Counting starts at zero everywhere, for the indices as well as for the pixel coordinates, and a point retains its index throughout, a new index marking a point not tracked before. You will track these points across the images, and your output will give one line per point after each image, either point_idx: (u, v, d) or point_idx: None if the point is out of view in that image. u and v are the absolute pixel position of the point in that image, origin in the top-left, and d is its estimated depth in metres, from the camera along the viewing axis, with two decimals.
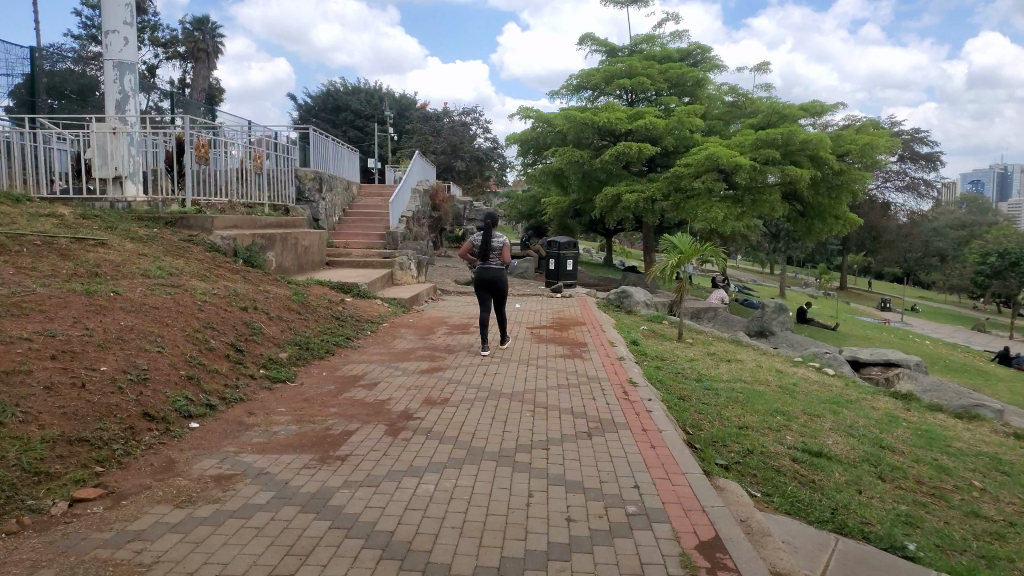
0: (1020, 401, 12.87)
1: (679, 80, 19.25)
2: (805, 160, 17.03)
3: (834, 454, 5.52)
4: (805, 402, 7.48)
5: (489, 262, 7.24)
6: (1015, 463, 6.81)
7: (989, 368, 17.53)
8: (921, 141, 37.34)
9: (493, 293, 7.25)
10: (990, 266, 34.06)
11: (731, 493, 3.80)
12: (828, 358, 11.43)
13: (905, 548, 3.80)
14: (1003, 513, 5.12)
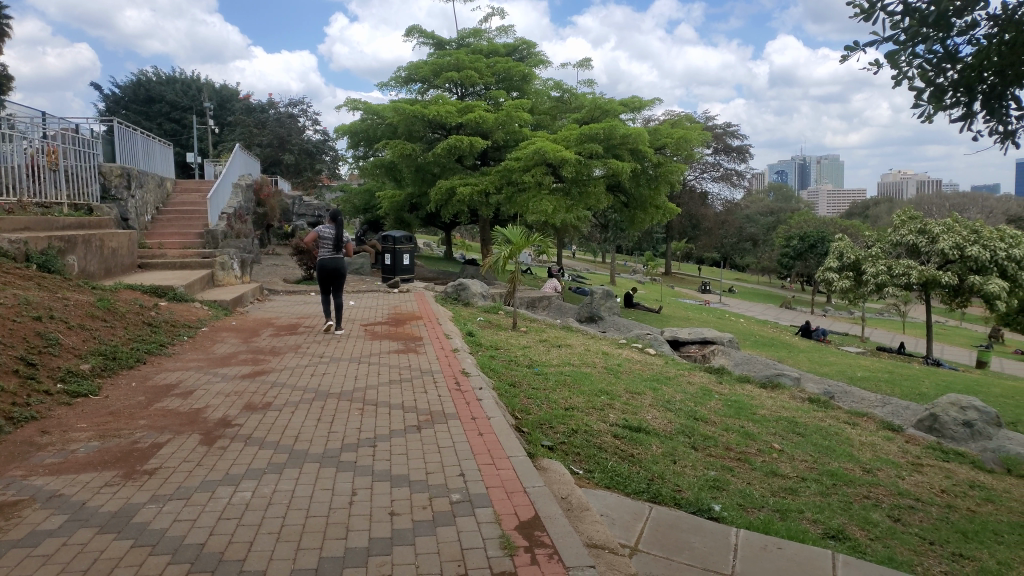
0: (817, 370, 14.36)
1: (506, 74, 19.65)
2: (626, 153, 17.96)
3: (652, 428, 5.88)
4: (628, 381, 7.95)
5: (337, 253, 7.97)
6: (810, 425, 7.58)
7: (792, 341, 19.38)
8: (731, 134, 40.37)
9: (336, 280, 7.91)
10: (793, 249, 37.64)
11: (554, 472, 3.95)
12: (651, 339, 12.16)
13: (710, 509, 4.13)
14: (797, 471, 5.69)
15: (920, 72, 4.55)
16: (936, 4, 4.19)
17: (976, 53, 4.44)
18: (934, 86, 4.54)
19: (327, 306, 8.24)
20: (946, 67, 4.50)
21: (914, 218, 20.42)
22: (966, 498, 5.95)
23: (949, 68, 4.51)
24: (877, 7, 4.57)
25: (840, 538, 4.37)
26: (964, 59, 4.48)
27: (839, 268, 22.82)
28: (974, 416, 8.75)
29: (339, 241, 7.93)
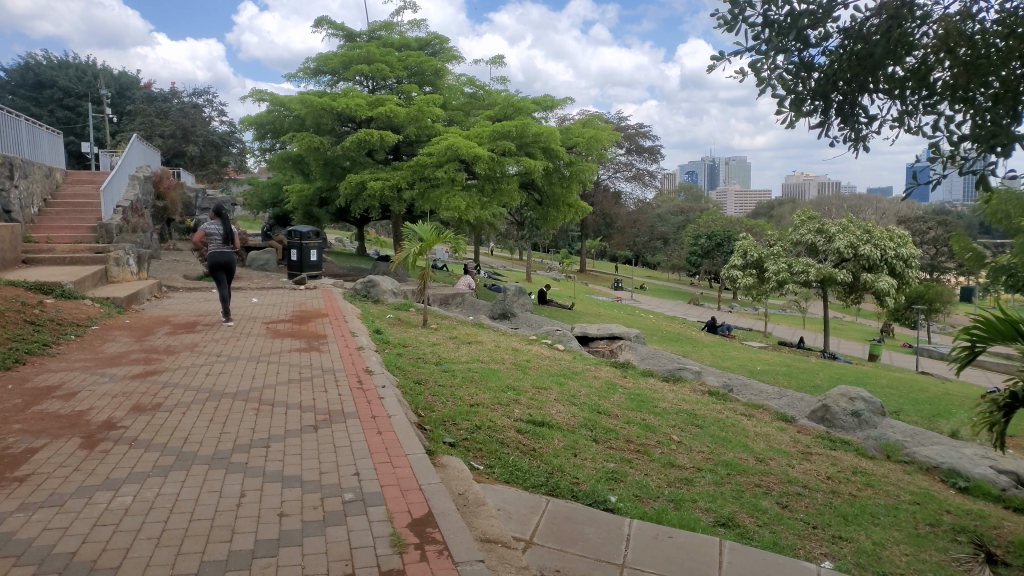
0: (720, 364, 14.87)
1: (419, 69, 19.48)
2: (538, 152, 18.09)
3: (555, 422, 5.96)
4: (535, 377, 8.04)
5: (226, 247, 7.89)
6: (708, 417, 7.86)
7: (698, 336, 20.02)
8: (643, 135, 41.23)
9: (225, 273, 7.80)
10: (701, 248, 38.89)
11: (452, 469, 3.95)
12: (560, 335, 12.31)
13: (606, 501, 4.23)
14: (693, 461, 5.89)
15: (781, 80, 4.67)
16: (792, 17, 4.41)
17: (829, 62, 4.60)
18: (792, 95, 4.65)
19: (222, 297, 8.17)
20: (802, 77, 4.63)
21: (813, 218, 21.33)
22: (848, 484, 6.29)
23: (806, 78, 4.64)
24: (739, 18, 4.65)
25: (729, 525, 4.54)
26: (819, 68, 4.62)
27: (743, 266, 23.67)
28: (861, 406, 9.27)
29: (229, 235, 7.82)
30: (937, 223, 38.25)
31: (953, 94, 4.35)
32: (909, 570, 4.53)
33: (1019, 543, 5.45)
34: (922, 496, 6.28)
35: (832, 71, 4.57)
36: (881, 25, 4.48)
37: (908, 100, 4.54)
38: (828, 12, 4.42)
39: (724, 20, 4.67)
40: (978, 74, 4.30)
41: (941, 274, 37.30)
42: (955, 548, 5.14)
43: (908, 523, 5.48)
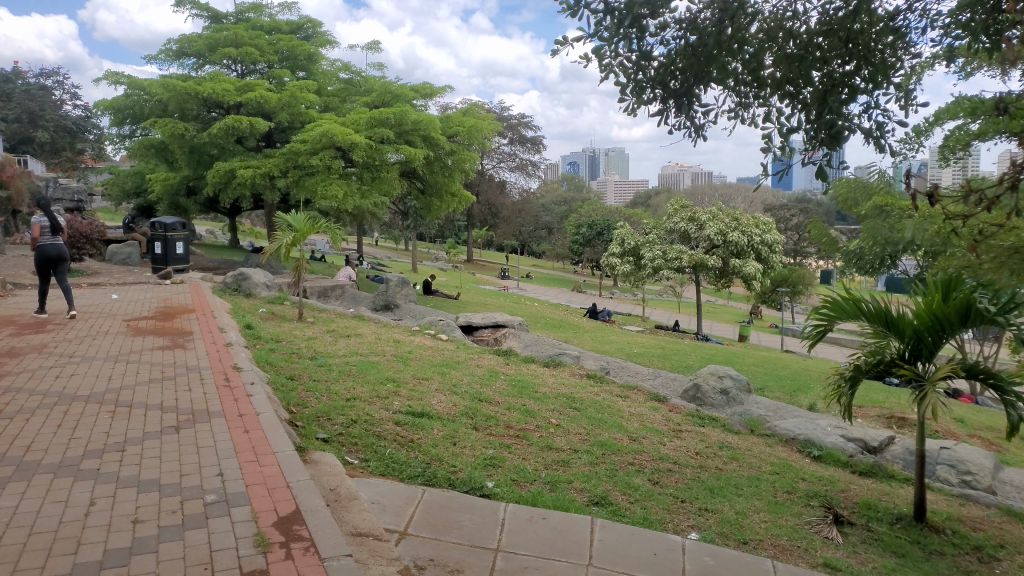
0: (601, 348, 15.30)
1: (291, 53, 18.82)
2: (418, 140, 17.88)
3: (434, 412, 5.95)
4: (416, 367, 7.98)
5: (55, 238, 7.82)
6: (586, 399, 8.07)
7: (580, 322, 20.49)
8: (526, 125, 41.55)
9: (57, 264, 7.72)
10: (583, 236, 39.84)
11: (324, 465, 3.86)
12: (443, 324, 12.26)
13: (482, 487, 4.26)
14: (570, 443, 6.02)
15: (622, 68, 4.85)
16: (630, 6, 4.53)
17: (667, 53, 4.79)
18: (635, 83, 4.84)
19: (47, 297, 7.92)
20: (644, 66, 4.83)
21: (686, 207, 22.19)
22: (715, 458, 6.63)
23: (647, 66, 4.83)
24: (581, 4, 4.74)
25: (602, 503, 4.68)
26: (658, 58, 4.82)
27: (621, 253, 24.37)
28: (729, 384, 9.78)
29: (57, 226, 7.81)
30: (799, 211, 40.88)
31: (778, 88, 4.64)
32: (767, 535, 4.82)
33: (863, 505, 5.93)
34: (781, 466, 6.71)
35: (672, 63, 4.77)
36: (713, 18, 4.65)
37: (742, 93, 4.81)
38: (666, 6, 4.58)
39: (567, 4, 4.75)
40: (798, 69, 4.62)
41: (803, 258, 39.89)
42: (808, 512, 5.52)
43: (768, 492, 5.84)
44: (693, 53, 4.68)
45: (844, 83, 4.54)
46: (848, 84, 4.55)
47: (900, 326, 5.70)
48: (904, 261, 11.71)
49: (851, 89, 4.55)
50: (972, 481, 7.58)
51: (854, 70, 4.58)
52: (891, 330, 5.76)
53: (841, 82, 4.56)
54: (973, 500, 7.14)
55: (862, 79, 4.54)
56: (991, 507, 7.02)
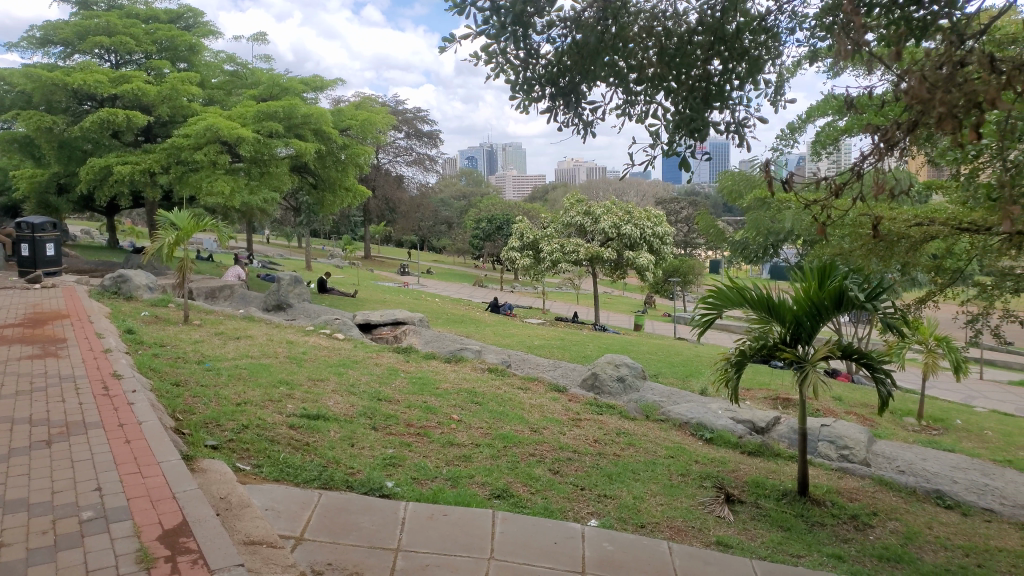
0: (502, 342, 15.37)
1: (170, 43, 17.89)
2: (309, 134, 17.37)
3: (331, 414, 5.80)
4: (311, 368, 7.77)
5: None
6: (486, 394, 8.08)
7: (480, 317, 20.51)
8: (421, 120, 41.27)
9: None
10: (482, 231, 39.90)
11: (214, 473, 3.70)
12: (339, 323, 11.98)
13: (382, 487, 4.19)
14: (472, 438, 6.01)
15: (510, 66, 4.89)
16: (515, 5, 4.57)
17: (554, 51, 4.87)
18: (523, 80, 4.90)
19: None
20: (532, 63, 4.89)
21: (581, 201, 22.58)
22: (613, 445, 6.78)
23: (535, 64, 4.89)
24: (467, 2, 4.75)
25: (504, 496, 4.70)
26: (546, 55, 4.89)
27: (520, 247, 24.54)
28: (625, 372, 10.04)
29: None
30: (688, 204, 42.42)
31: (661, 85, 4.80)
32: (663, 518, 4.97)
33: (752, 483, 6.21)
34: (675, 449, 6.94)
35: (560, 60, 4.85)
36: (595, 17, 4.74)
37: (627, 89, 4.95)
38: (550, 5, 4.64)
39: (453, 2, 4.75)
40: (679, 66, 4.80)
41: (693, 249, 41.43)
42: (701, 493, 5.73)
43: (664, 475, 6.02)
44: (578, 51, 4.77)
45: (723, 79, 4.75)
46: (726, 80, 4.77)
47: (781, 312, 5.99)
48: (785, 250, 12.33)
49: (728, 84, 4.77)
50: (849, 455, 8.08)
51: (732, 66, 4.79)
52: (773, 315, 6.05)
53: (720, 77, 4.77)
54: (850, 472, 7.62)
55: (738, 75, 4.76)
56: (866, 478, 7.50)
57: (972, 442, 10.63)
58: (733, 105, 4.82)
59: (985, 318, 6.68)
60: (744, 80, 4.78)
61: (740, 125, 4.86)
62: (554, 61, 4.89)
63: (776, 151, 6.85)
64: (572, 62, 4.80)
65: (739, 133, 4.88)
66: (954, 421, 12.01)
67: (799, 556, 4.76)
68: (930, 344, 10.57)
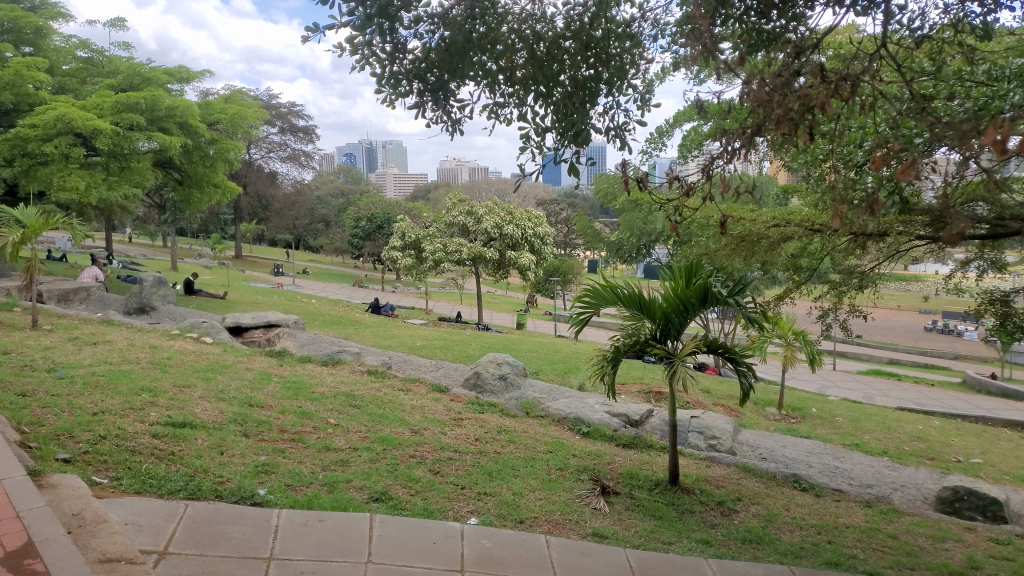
0: (382, 343, 15.15)
1: (13, 25, 16.46)
2: (174, 127, 16.45)
3: (199, 422, 5.53)
4: (177, 374, 7.37)
5: None
6: (366, 396, 7.94)
7: (360, 317, 20.14)
8: (297, 115, 40.12)
9: None
10: (362, 230, 39.22)
11: (66, 487, 3.45)
12: (208, 326, 11.42)
13: (254, 496, 4.04)
14: (349, 442, 5.89)
15: (377, 59, 4.82)
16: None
17: (421, 47, 4.85)
18: (390, 75, 4.83)
19: None
20: (399, 58, 4.84)
21: (463, 201, 22.51)
22: (493, 443, 6.84)
23: (402, 59, 4.85)
24: None
25: (383, 498, 4.63)
26: (413, 51, 4.86)
27: (401, 247, 24.21)
28: (507, 370, 10.14)
29: None
30: (567, 205, 43.44)
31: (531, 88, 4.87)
32: (541, 512, 5.06)
33: (627, 474, 6.43)
34: (554, 444, 7.08)
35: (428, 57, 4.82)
36: (464, 14, 4.75)
37: (497, 90, 4.98)
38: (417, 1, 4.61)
39: None
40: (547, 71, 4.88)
41: (573, 249, 42.47)
42: (579, 487, 5.89)
43: (542, 470, 6.13)
44: (447, 48, 4.76)
45: (591, 84, 4.89)
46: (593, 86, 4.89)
47: (652, 309, 6.24)
48: (658, 250, 12.82)
49: (595, 90, 4.89)
50: (717, 444, 8.51)
51: (599, 73, 4.92)
52: (644, 312, 6.29)
53: (587, 83, 4.89)
54: (718, 461, 8.03)
55: (606, 80, 4.92)
56: (732, 466, 7.93)
57: (825, 429, 11.46)
58: (602, 109, 4.98)
59: (835, 313, 7.21)
60: (610, 86, 4.91)
61: (608, 128, 5.03)
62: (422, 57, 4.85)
63: (646, 155, 7.14)
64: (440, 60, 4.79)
65: (607, 136, 5.05)
66: (809, 409, 12.91)
67: (670, 543, 4.98)
68: (789, 338, 11.30)
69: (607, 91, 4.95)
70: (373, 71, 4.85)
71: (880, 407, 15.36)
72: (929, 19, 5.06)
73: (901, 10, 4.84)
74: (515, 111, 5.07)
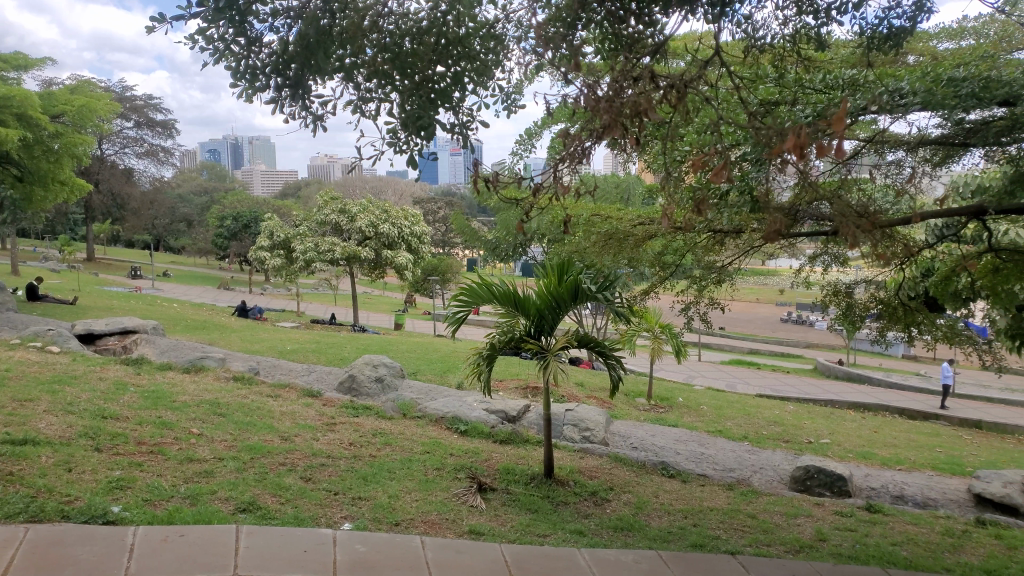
0: (250, 348, 14.59)
1: None
2: (11, 119, 15.11)
3: (42, 438, 5.12)
4: (18, 388, 6.78)
5: None
6: (232, 404, 7.60)
7: (227, 322, 19.29)
8: (154, 108, 37.97)
9: None
10: (227, 229, 37.58)
11: None
12: (54, 334, 10.58)
13: (106, 514, 3.78)
14: (214, 452, 5.63)
15: (230, 54, 4.62)
16: None
17: (277, 41, 4.71)
18: (247, 69, 4.65)
19: None
20: (254, 52, 4.67)
21: (335, 199, 21.95)
22: (368, 446, 6.73)
23: (258, 53, 4.69)
24: None
25: (250, 509, 4.46)
26: (269, 45, 4.71)
27: (270, 247, 23.38)
28: (383, 371, 10.00)
29: None
30: (444, 204, 43.39)
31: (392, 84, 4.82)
32: (417, 513, 5.03)
33: (503, 470, 6.50)
34: (430, 445, 7.05)
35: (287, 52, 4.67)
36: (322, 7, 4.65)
37: (359, 85, 4.89)
38: None
39: None
40: (410, 66, 4.88)
41: (451, 248, 42.55)
42: (455, 485, 5.89)
43: (418, 471, 6.09)
44: (304, 42, 4.64)
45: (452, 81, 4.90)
46: (455, 82, 4.96)
47: (525, 306, 6.32)
48: (533, 248, 13.02)
49: (457, 86, 4.95)
50: (590, 436, 8.75)
51: (461, 69, 4.98)
52: (518, 309, 6.36)
53: (450, 79, 4.93)
54: (590, 452, 8.25)
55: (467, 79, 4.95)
56: (604, 456, 8.17)
57: (690, 417, 12.04)
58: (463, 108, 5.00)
59: (696, 306, 7.59)
60: (472, 82, 4.99)
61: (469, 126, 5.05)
62: (280, 51, 4.71)
63: (519, 155, 7.25)
64: (298, 55, 4.66)
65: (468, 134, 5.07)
66: (676, 399, 13.53)
67: (545, 536, 5.08)
68: (656, 331, 11.79)
69: (470, 87, 5.01)
70: (227, 65, 4.65)
71: (740, 394, 16.32)
72: (773, 29, 5.42)
73: (745, 19, 5.17)
74: (379, 107, 5.01)
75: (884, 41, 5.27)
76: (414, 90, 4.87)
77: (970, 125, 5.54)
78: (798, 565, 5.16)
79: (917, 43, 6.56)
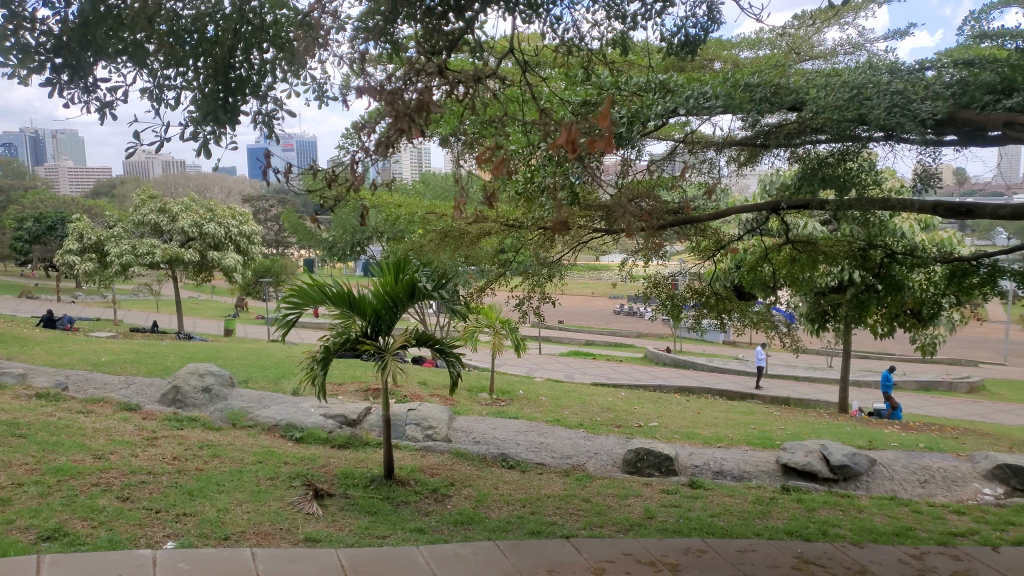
0: (57, 362, 13.33)
1: None
2: None
3: None
4: None
5: None
6: (35, 423, 6.91)
7: (29, 334, 17.50)
8: None
9: None
10: (28, 232, 34.01)
11: None
12: None
13: None
14: (13, 478, 5.12)
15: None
16: None
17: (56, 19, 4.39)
18: (16, 45, 4.19)
19: None
20: (26, 27, 4.30)
21: (153, 198, 20.49)
22: (194, 460, 6.36)
23: (30, 31, 4.32)
24: None
25: (55, 536, 4.10)
26: (45, 23, 4.39)
27: (80, 250, 21.46)
28: (210, 380, 9.48)
29: None
30: (276, 202, 41.72)
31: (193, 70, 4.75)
32: (249, 525, 4.83)
33: (341, 474, 6.37)
34: (262, 454, 6.77)
35: (64, 32, 4.37)
36: None
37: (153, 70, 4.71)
38: None
39: None
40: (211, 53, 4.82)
41: (285, 248, 41.06)
42: (290, 494, 5.70)
43: (250, 482, 5.84)
44: (87, 22, 4.38)
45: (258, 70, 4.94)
46: (262, 72, 4.97)
47: (362, 307, 6.19)
48: (370, 247, 12.83)
49: (265, 76, 4.98)
50: (432, 434, 8.77)
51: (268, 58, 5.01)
52: (354, 309, 6.20)
53: (258, 68, 4.96)
54: (432, 450, 8.27)
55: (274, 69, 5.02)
56: (446, 453, 8.21)
57: (530, 409, 12.37)
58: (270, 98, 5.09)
59: (529, 301, 7.80)
60: (281, 72, 5.03)
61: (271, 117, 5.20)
62: (57, 31, 4.39)
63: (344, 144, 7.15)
64: (74, 32, 4.38)
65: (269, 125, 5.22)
66: (516, 392, 13.85)
67: (385, 537, 5.04)
68: (496, 326, 11.95)
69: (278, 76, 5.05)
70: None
71: (576, 384, 16.98)
72: (584, 31, 5.62)
73: (557, 20, 5.34)
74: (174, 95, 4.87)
75: (683, 48, 5.64)
76: (216, 77, 4.77)
77: (767, 127, 6.07)
78: (627, 542, 5.46)
79: (721, 50, 7.10)
